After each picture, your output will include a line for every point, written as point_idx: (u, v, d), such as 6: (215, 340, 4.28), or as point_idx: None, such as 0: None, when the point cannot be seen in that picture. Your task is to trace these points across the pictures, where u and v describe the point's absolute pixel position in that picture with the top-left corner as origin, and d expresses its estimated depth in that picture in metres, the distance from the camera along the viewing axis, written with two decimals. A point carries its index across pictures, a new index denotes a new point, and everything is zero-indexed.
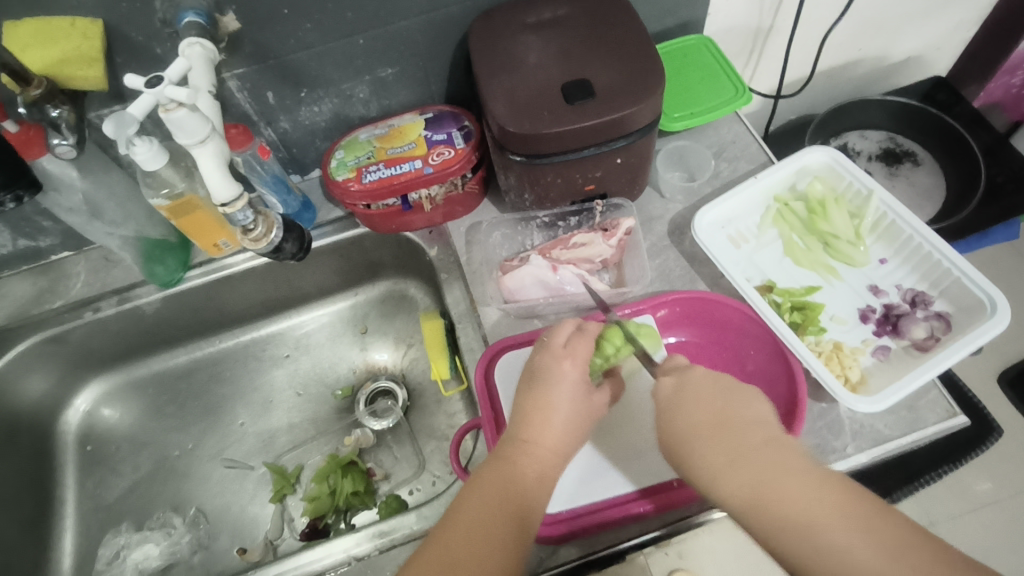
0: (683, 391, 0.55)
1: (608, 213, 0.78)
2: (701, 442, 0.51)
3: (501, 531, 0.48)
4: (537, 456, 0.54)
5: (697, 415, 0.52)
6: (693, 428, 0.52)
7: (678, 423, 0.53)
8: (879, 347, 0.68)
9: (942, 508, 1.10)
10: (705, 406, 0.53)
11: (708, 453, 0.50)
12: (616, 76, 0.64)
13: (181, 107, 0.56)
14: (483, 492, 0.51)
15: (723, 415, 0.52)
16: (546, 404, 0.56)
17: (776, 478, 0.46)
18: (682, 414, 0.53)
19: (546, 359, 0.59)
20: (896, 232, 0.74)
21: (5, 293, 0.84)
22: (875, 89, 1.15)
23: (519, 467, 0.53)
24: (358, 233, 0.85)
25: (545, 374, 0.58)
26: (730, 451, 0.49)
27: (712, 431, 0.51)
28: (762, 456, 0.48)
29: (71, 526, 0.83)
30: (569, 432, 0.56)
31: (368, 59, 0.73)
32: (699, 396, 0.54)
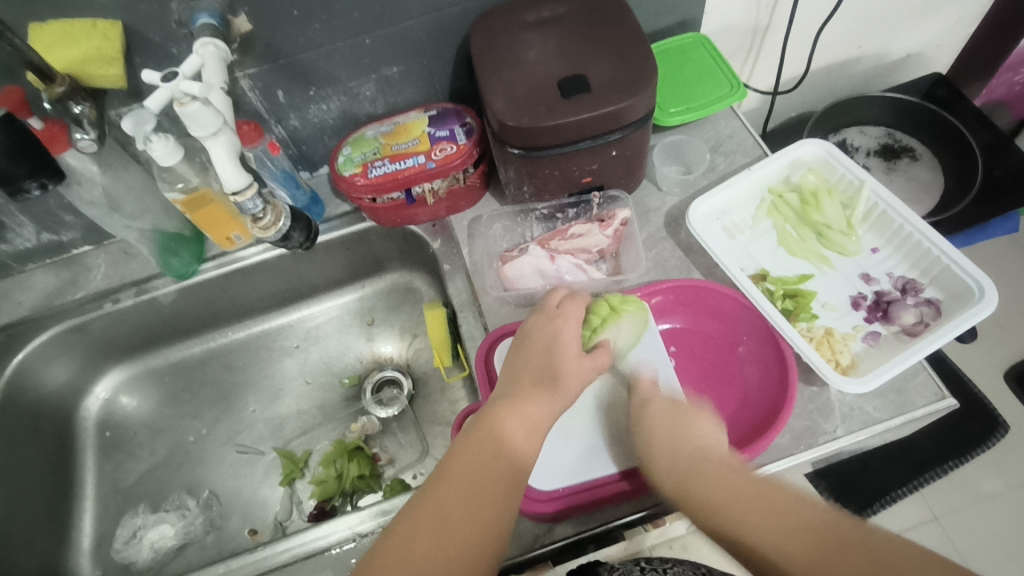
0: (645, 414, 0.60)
1: (605, 206, 0.80)
2: (652, 461, 0.57)
3: (489, 485, 0.51)
4: (529, 414, 0.56)
5: (654, 432, 0.58)
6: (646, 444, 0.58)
7: (637, 444, 0.59)
8: (870, 333, 0.69)
9: (945, 502, 1.10)
10: (657, 426, 0.58)
11: (658, 467, 0.56)
12: (612, 71, 0.67)
13: (194, 101, 0.59)
14: (473, 450, 0.53)
15: (675, 431, 0.57)
16: (538, 368, 0.59)
17: (710, 480, 0.51)
18: (638, 436, 0.59)
19: (542, 326, 0.62)
20: (887, 222, 0.75)
21: (30, 285, 0.88)
22: (875, 86, 1.16)
23: (512, 425, 0.55)
24: (365, 227, 0.88)
25: (539, 339, 0.61)
26: (678, 462, 0.55)
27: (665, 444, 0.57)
28: (701, 465, 0.53)
29: (90, 508, 0.86)
30: (563, 394, 0.58)
31: (374, 58, 0.76)
32: (651, 416, 0.59)
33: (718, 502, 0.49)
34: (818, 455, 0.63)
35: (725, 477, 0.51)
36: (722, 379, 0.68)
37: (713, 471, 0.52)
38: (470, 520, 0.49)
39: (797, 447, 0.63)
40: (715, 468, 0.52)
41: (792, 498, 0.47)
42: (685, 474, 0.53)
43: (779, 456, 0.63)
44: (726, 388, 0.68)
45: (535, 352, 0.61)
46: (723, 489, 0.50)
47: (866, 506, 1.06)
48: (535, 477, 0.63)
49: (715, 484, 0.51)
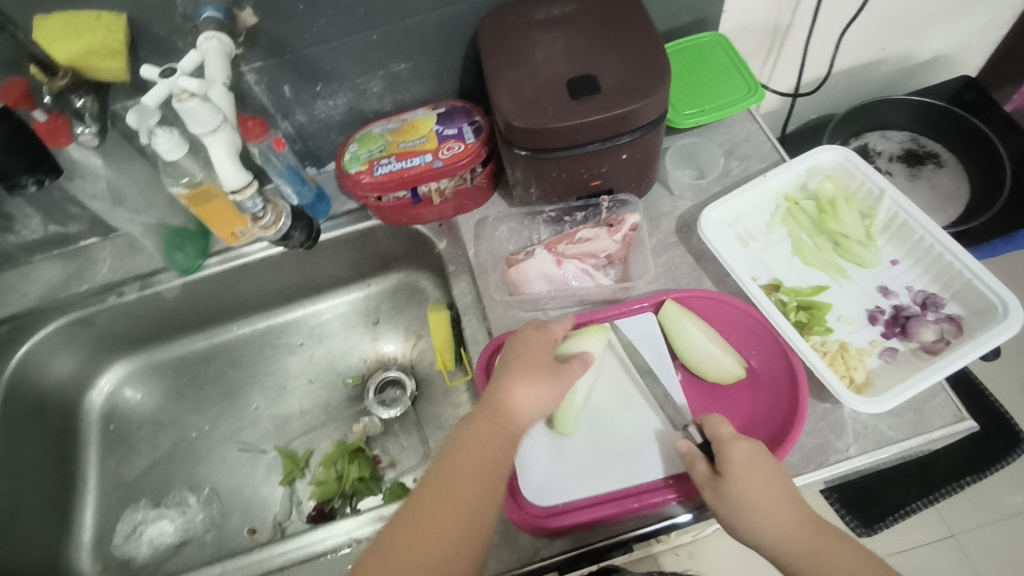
0: (748, 458, 0.54)
1: (614, 209, 0.78)
2: (765, 518, 0.51)
3: (468, 489, 0.49)
4: (505, 425, 0.54)
5: (763, 483, 0.52)
6: (760, 498, 0.52)
7: (738, 488, 0.52)
8: (886, 349, 0.67)
9: (963, 519, 1.07)
10: (768, 479, 0.53)
11: (774, 525, 0.51)
12: (622, 72, 0.65)
13: (193, 97, 0.58)
14: (452, 463, 0.51)
15: (784, 488, 0.53)
16: (524, 369, 0.58)
17: (843, 552, 0.49)
18: (740, 480, 0.52)
19: (523, 338, 0.61)
20: (908, 233, 0.72)
21: (36, 276, 0.88)
22: (900, 88, 1.12)
23: (487, 437, 0.53)
24: (370, 225, 0.87)
25: (519, 355, 0.59)
26: (798, 523, 0.51)
27: (777, 498, 0.52)
28: (827, 533, 0.50)
29: (92, 501, 0.87)
30: (544, 398, 0.57)
31: (381, 54, 0.75)
32: (759, 467, 0.53)
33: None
34: (829, 475, 0.61)
35: (854, 552, 0.49)
36: (730, 394, 0.66)
37: (840, 540, 0.50)
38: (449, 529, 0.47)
39: (807, 465, 0.61)
40: (842, 538, 0.50)
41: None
42: (811, 537, 0.50)
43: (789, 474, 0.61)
44: (734, 403, 0.65)
45: (518, 361, 0.59)
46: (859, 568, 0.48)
47: (877, 520, 1.05)
48: (534, 490, 0.61)
49: (846, 560, 0.49)
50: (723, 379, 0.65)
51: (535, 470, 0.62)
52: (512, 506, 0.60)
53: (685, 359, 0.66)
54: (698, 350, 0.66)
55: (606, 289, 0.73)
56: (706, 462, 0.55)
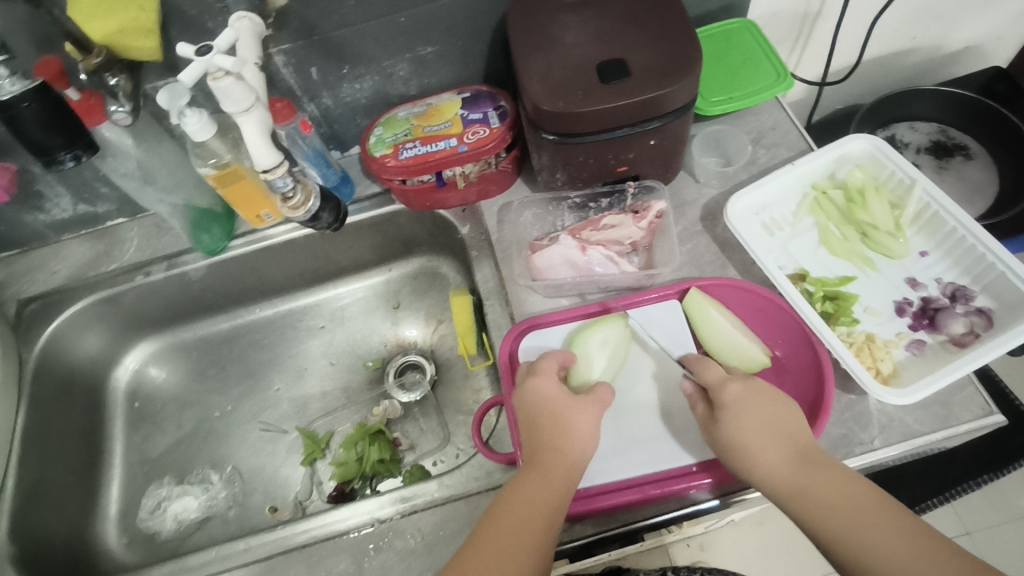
0: (741, 401, 0.55)
1: (639, 196, 0.78)
2: (750, 453, 0.53)
3: (522, 545, 0.49)
4: (547, 476, 0.54)
5: (751, 422, 0.54)
6: (746, 435, 0.53)
7: (729, 430, 0.54)
8: (914, 341, 0.66)
9: (979, 518, 1.07)
10: (760, 418, 0.54)
11: (760, 460, 0.52)
12: (653, 56, 0.64)
13: (228, 76, 0.58)
14: (496, 521, 0.51)
15: (773, 425, 0.54)
16: (549, 415, 0.58)
17: (829, 486, 0.49)
18: (730, 422, 0.55)
19: (542, 380, 0.61)
20: (938, 225, 0.71)
21: (66, 255, 0.89)
22: (930, 79, 1.10)
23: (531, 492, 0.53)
24: (394, 209, 0.87)
25: (544, 397, 0.59)
26: (786, 458, 0.52)
27: (764, 436, 0.53)
28: (816, 467, 0.51)
29: (118, 476, 0.88)
30: (579, 435, 0.56)
31: (409, 37, 0.75)
32: (748, 407, 0.55)
33: (842, 516, 0.47)
34: (854, 466, 0.61)
35: (842, 486, 0.49)
36: None
37: (829, 473, 0.50)
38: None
39: (832, 455, 0.61)
40: (831, 471, 0.50)
41: (922, 526, 0.46)
42: (798, 470, 0.51)
43: None
44: None
45: (545, 404, 0.58)
46: (847, 500, 0.48)
47: None
48: None
49: (832, 491, 0.49)
50: (750, 367, 0.65)
51: None
52: None
53: (709, 346, 0.67)
54: (723, 338, 0.66)
55: (631, 276, 0.73)
56: (705, 404, 0.59)
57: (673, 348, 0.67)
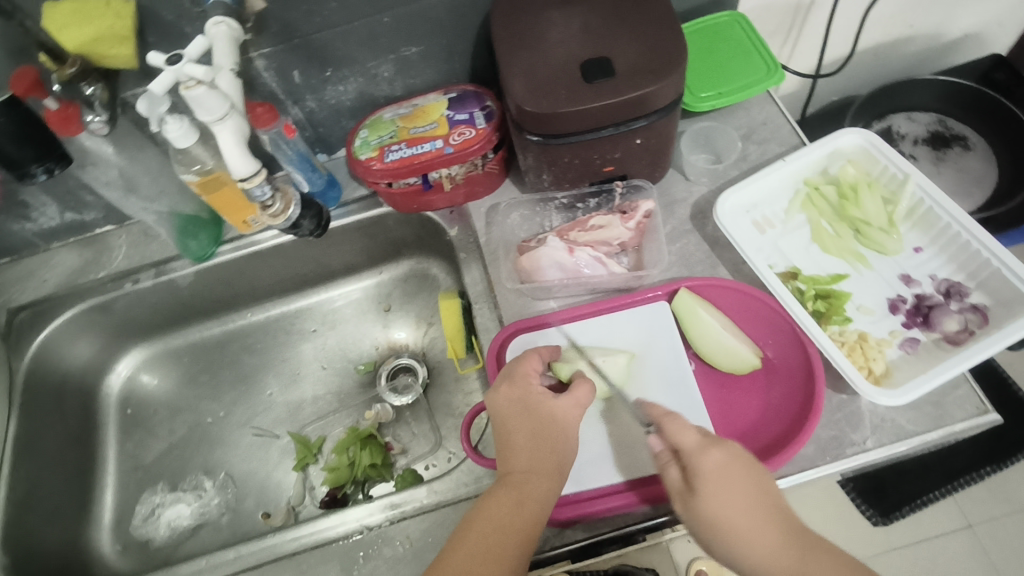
0: (720, 475, 0.52)
1: (628, 195, 0.77)
2: (742, 540, 0.50)
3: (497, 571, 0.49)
4: (521, 484, 0.54)
5: (733, 500, 0.51)
6: (734, 516, 0.50)
7: (709, 510, 0.51)
8: (907, 339, 0.65)
9: (981, 510, 1.04)
10: (741, 492, 0.51)
11: (752, 547, 0.50)
12: (638, 54, 0.63)
13: (200, 85, 0.57)
14: (471, 535, 0.51)
15: (756, 503, 0.51)
16: (527, 428, 0.56)
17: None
18: (710, 501, 0.51)
19: (514, 379, 0.60)
20: (932, 220, 0.70)
21: (54, 263, 0.89)
22: (927, 68, 1.08)
23: (504, 502, 0.53)
24: (382, 212, 0.86)
25: (517, 398, 0.58)
26: (779, 543, 0.50)
27: (749, 517, 0.50)
28: (811, 552, 0.49)
29: (111, 484, 0.88)
30: (555, 438, 0.56)
31: (392, 38, 0.74)
32: (730, 481, 0.52)
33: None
34: (846, 468, 0.60)
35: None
36: (744, 383, 0.65)
37: (823, 556, 0.49)
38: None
39: (823, 457, 0.60)
40: (825, 555, 0.49)
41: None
42: (795, 558, 0.49)
43: (804, 466, 0.60)
44: (747, 392, 0.64)
45: (517, 405, 0.58)
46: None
47: (893, 509, 1.05)
48: None
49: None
50: (739, 369, 0.64)
51: None
52: None
53: (698, 347, 0.66)
54: (713, 340, 0.65)
55: (619, 278, 0.72)
56: (679, 469, 0.55)
57: (662, 351, 0.66)
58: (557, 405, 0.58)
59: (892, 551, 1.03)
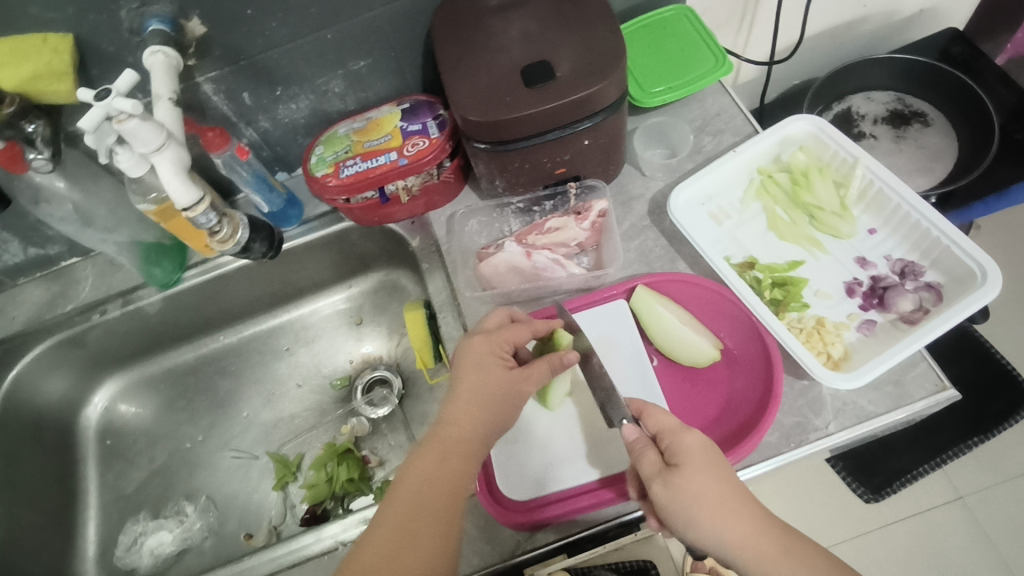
0: (703, 455, 0.52)
1: (583, 196, 0.77)
2: (722, 517, 0.49)
3: (435, 525, 0.50)
4: (466, 444, 0.54)
5: (715, 478, 0.50)
6: (716, 492, 0.50)
7: (691, 486, 0.50)
8: (865, 321, 0.66)
9: (969, 480, 1.05)
10: (720, 472, 0.51)
11: (734, 525, 0.49)
12: (579, 56, 0.63)
13: (131, 118, 0.58)
14: (414, 487, 0.51)
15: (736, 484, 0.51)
16: (472, 389, 0.56)
17: (805, 556, 0.48)
18: (692, 477, 0.50)
19: (485, 341, 0.59)
20: (884, 201, 0.71)
21: (22, 299, 0.89)
22: (884, 47, 1.08)
23: (449, 459, 0.53)
24: (344, 227, 0.86)
25: (485, 359, 0.58)
26: (759, 521, 0.49)
27: (729, 498, 0.50)
28: (787, 533, 0.49)
29: (93, 515, 0.88)
30: (506, 407, 0.57)
31: (339, 53, 0.74)
32: (711, 460, 0.51)
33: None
34: (810, 453, 0.60)
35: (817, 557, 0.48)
36: (706, 375, 0.65)
37: (800, 541, 0.49)
38: (412, 566, 0.48)
39: (785, 445, 0.60)
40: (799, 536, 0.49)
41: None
42: (776, 536, 0.49)
43: (767, 455, 0.60)
44: (710, 385, 0.65)
45: (484, 367, 0.57)
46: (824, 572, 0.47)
47: (884, 485, 1.05)
48: (515, 483, 0.61)
49: (808, 561, 0.48)
50: (698, 362, 0.64)
51: (515, 472, 0.62)
52: (495, 505, 0.60)
53: (658, 343, 0.66)
54: (672, 334, 0.65)
55: (579, 279, 0.72)
56: (656, 452, 0.54)
57: (623, 350, 0.66)
58: (507, 372, 0.57)
59: (884, 527, 1.04)
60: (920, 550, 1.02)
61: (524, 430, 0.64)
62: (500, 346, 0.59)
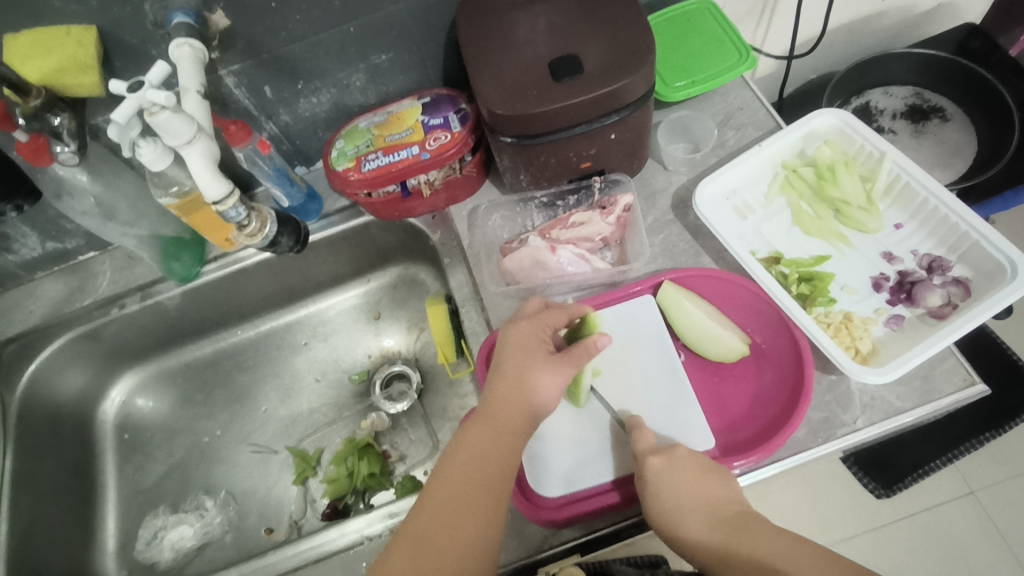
0: (660, 479, 0.54)
1: (607, 190, 0.77)
2: (677, 533, 0.52)
3: (483, 496, 0.50)
4: (511, 422, 0.54)
5: (667, 499, 0.53)
6: (680, 507, 0.52)
7: (650, 511, 0.54)
8: (892, 316, 0.65)
9: (982, 475, 1.05)
10: (675, 491, 0.53)
11: (689, 539, 0.51)
12: (606, 50, 0.63)
13: (164, 110, 0.57)
14: (462, 460, 0.52)
15: (690, 499, 0.52)
16: (516, 370, 0.57)
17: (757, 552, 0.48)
18: (648, 504, 0.54)
19: (526, 324, 0.59)
20: (911, 196, 0.70)
21: (39, 293, 0.88)
22: (901, 41, 1.08)
23: (495, 434, 0.53)
24: (364, 221, 0.86)
25: (525, 342, 0.58)
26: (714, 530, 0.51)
27: (684, 513, 0.52)
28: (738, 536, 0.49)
29: (113, 509, 0.88)
30: (548, 386, 0.56)
31: (361, 47, 0.73)
32: (667, 480, 0.53)
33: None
34: (837, 449, 0.60)
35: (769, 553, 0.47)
36: (734, 370, 0.65)
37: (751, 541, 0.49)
38: (464, 539, 0.48)
39: (813, 441, 0.60)
40: (763, 533, 0.49)
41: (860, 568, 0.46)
42: (724, 543, 0.49)
43: (796, 450, 0.60)
44: (738, 380, 0.65)
45: (525, 350, 0.58)
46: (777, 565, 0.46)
47: (896, 480, 1.05)
48: (543, 480, 0.61)
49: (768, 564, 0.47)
50: (727, 357, 0.64)
51: (543, 467, 0.61)
52: (523, 501, 0.60)
53: (685, 339, 0.66)
54: (699, 330, 0.65)
55: (603, 273, 0.72)
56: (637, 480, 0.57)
57: (652, 346, 0.66)
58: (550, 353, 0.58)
59: (899, 522, 1.04)
60: (933, 544, 1.02)
61: (554, 426, 0.63)
62: (541, 330, 0.60)
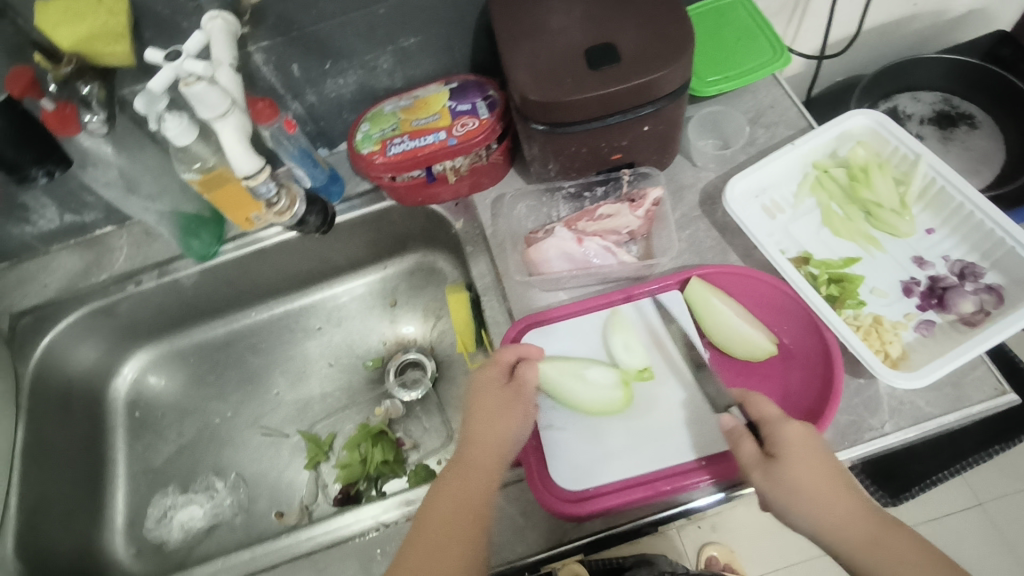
0: (803, 446, 0.51)
1: (635, 183, 0.76)
2: (817, 500, 0.49)
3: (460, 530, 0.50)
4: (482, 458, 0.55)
5: (814, 468, 0.50)
6: (823, 478, 0.50)
7: (786, 473, 0.50)
8: (923, 321, 0.65)
9: (991, 487, 1.05)
10: (818, 461, 0.51)
11: (830, 509, 0.49)
12: (643, 40, 0.62)
13: (200, 81, 0.57)
14: (438, 500, 0.53)
15: (835, 474, 0.50)
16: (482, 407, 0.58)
17: (905, 540, 0.47)
18: (788, 465, 0.50)
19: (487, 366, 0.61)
20: (945, 200, 0.70)
21: (55, 266, 0.88)
22: (930, 46, 1.07)
23: (467, 472, 0.54)
24: (386, 206, 0.85)
25: (489, 381, 0.60)
26: (856, 507, 0.49)
27: (830, 484, 0.49)
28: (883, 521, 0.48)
29: (121, 486, 0.88)
30: (512, 419, 0.57)
31: (391, 28, 0.72)
32: (810, 449, 0.51)
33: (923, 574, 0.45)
34: (864, 453, 0.59)
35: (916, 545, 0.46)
36: (761, 370, 0.64)
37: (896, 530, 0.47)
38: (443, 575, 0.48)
39: (840, 444, 0.60)
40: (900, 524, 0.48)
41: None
42: (869, 522, 0.48)
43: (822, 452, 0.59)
44: (764, 379, 0.64)
45: (487, 389, 0.59)
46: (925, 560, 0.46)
47: (903, 490, 1.03)
48: (562, 473, 0.60)
49: (906, 553, 0.46)
50: (756, 356, 0.64)
51: (566, 459, 0.60)
52: (544, 493, 0.59)
53: (714, 336, 0.65)
54: (728, 328, 0.65)
55: (629, 267, 0.71)
56: (753, 444, 0.54)
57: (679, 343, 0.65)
58: (510, 387, 0.59)
59: None
60: None
61: (577, 418, 0.62)
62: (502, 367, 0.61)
